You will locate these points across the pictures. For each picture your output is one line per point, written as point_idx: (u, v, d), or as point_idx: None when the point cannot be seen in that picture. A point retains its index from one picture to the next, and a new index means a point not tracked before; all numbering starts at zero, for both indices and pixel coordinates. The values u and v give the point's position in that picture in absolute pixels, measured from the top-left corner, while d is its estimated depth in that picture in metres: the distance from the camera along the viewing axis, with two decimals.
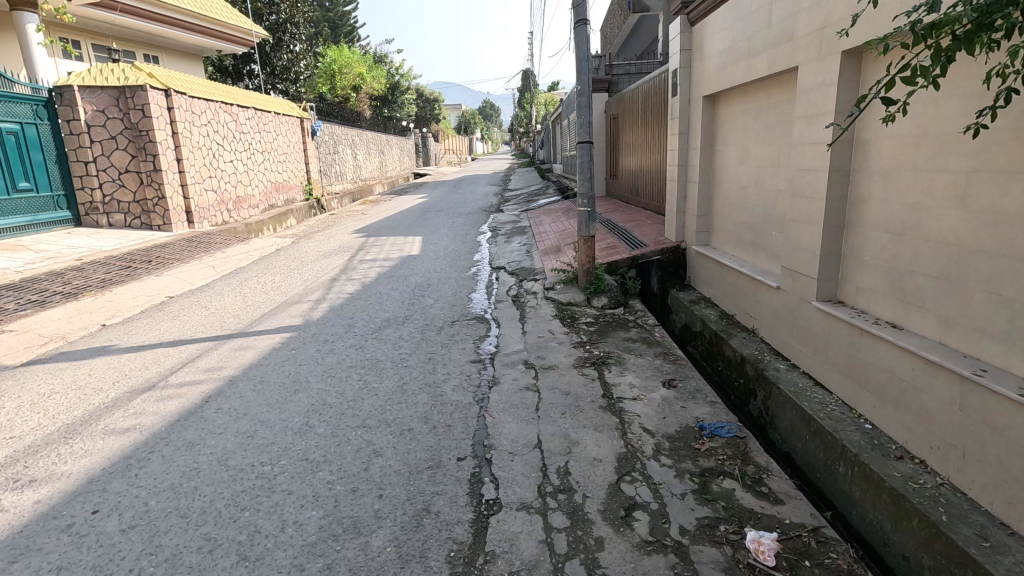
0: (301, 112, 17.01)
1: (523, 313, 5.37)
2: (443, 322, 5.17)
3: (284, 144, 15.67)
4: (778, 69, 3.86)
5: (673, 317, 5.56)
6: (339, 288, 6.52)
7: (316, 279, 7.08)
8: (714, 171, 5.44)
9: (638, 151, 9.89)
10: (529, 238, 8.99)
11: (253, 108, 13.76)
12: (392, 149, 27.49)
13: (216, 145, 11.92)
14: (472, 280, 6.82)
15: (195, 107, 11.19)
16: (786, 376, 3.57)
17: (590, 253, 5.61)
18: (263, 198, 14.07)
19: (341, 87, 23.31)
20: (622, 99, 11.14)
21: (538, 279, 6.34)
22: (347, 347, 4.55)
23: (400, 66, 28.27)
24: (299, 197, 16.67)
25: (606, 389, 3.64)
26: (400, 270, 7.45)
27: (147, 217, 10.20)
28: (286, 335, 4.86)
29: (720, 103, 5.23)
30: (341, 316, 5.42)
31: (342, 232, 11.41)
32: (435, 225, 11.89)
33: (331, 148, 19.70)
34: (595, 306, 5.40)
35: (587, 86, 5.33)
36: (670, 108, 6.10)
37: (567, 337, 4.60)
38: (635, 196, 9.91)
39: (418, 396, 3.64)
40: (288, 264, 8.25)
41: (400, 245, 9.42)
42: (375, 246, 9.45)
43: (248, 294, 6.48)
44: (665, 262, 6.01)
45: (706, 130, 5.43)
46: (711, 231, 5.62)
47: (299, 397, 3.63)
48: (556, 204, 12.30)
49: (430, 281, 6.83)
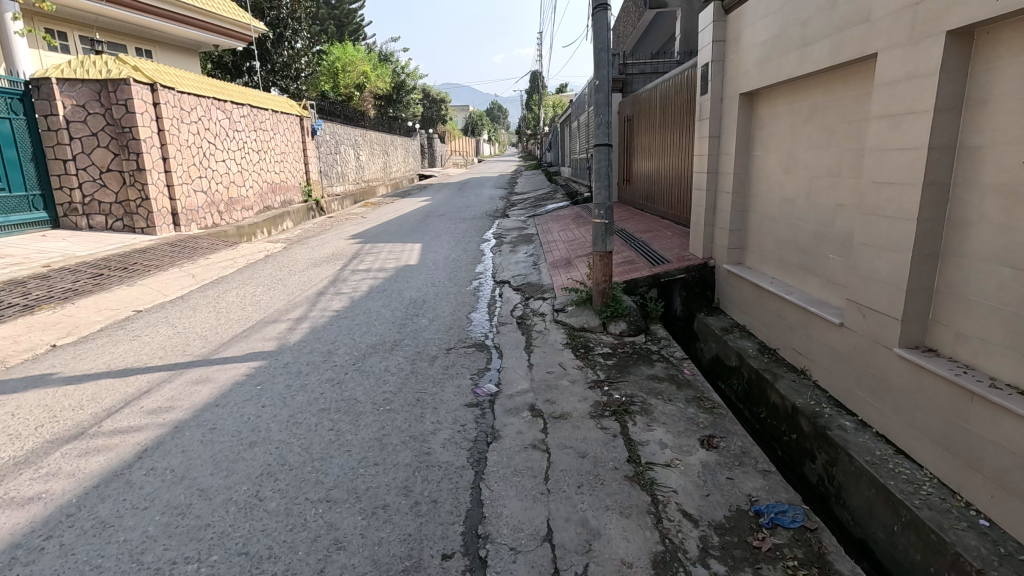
0: (301, 110, 16.42)
1: (530, 339, 4.69)
2: (436, 350, 4.50)
3: (282, 143, 15.09)
4: (846, 58, 3.17)
5: (701, 346, 4.87)
6: (325, 304, 5.87)
7: (301, 292, 6.43)
8: (750, 179, 4.76)
9: (655, 155, 9.20)
10: (536, 248, 8.31)
11: (249, 106, 13.16)
12: (396, 149, 26.89)
13: (207, 144, 11.31)
14: (472, 297, 6.15)
15: (184, 103, 10.60)
16: (857, 439, 2.87)
17: (607, 270, 4.92)
18: (258, 200, 13.46)
19: (344, 86, 22.75)
20: (638, 100, 10.46)
21: (547, 298, 5.66)
22: (323, 382, 3.88)
23: (406, 65, 27.72)
24: (298, 198, 16.07)
25: (631, 449, 2.95)
26: (394, 283, 6.79)
27: (129, 219, 9.59)
28: (253, 364, 4.20)
29: (760, 102, 4.55)
30: (321, 340, 4.75)
31: (338, 236, 10.77)
32: (436, 231, 11.23)
33: (332, 148, 19.10)
34: (611, 333, 4.72)
35: (607, 81, 4.65)
36: (699, 108, 5.42)
37: (581, 374, 3.92)
38: (651, 203, 9.25)
39: (400, 455, 2.96)
40: (274, 273, 7.60)
41: (397, 253, 8.76)
42: (371, 254, 8.80)
43: (223, 309, 5.84)
44: (690, 282, 5.33)
45: (742, 132, 4.74)
46: (745, 248, 4.94)
47: (254, 453, 2.96)
48: (565, 210, 11.63)
49: (426, 297, 6.16)
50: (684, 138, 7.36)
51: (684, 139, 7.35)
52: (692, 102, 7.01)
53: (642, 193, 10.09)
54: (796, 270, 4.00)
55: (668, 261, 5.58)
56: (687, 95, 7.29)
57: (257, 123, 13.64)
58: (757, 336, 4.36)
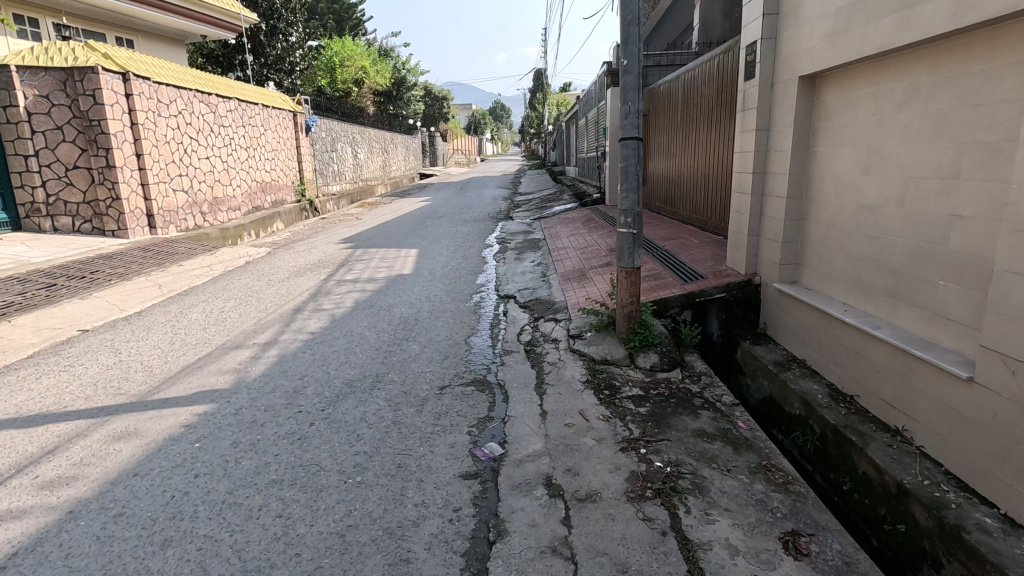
0: (294, 105, 15.62)
1: (542, 375, 3.87)
2: (428, 389, 3.68)
3: (274, 140, 14.29)
4: (985, 19, 2.34)
5: (748, 382, 4.04)
6: (302, 324, 5.05)
7: (276, 308, 5.61)
8: (809, 181, 3.93)
9: (676, 153, 8.36)
10: (545, 256, 7.48)
11: (237, 99, 12.34)
12: (396, 147, 26.09)
13: (188, 141, 10.51)
14: (473, 315, 5.32)
15: (162, 95, 9.79)
16: (1010, 550, 2.03)
17: (636, 290, 4.08)
18: (246, 200, 12.66)
19: (342, 81, 21.95)
20: (655, 94, 9.64)
21: (559, 319, 4.82)
22: (281, 437, 3.06)
23: (407, 61, 26.92)
24: (291, 198, 15.27)
25: (690, 559, 2.12)
26: (383, 298, 5.96)
27: (99, 221, 8.80)
28: (198, 410, 3.37)
29: (825, 87, 3.71)
30: (289, 374, 3.92)
31: (328, 240, 9.95)
32: (435, 235, 10.40)
33: (329, 145, 18.30)
34: (640, 367, 3.89)
35: (637, 60, 3.81)
36: (741, 97, 4.59)
37: (609, 428, 3.09)
38: (672, 206, 8.42)
39: (367, 564, 2.12)
40: (251, 283, 6.80)
41: (390, 260, 7.94)
42: (362, 261, 7.99)
43: (183, 328, 5.03)
44: (730, 302, 4.50)
45: (801, 125, 3.90)
46: (799, 264, 4.10)
47: (164, 561, 2.13)
48: (573, 213, 10.80)
49: (419, 316, 5.33)
50: (714, 134, 6.53)
51: (714, 135, 6.52)
52: (724, 93, 6.17)
53: (660, 195, 9.27)
54: (880, 297, 3.17)
55: (703, 277, 4.75)
56: (716, 86, 6.45)
57: (246, 118, 12.84)
58: (824, 375, 3.54)
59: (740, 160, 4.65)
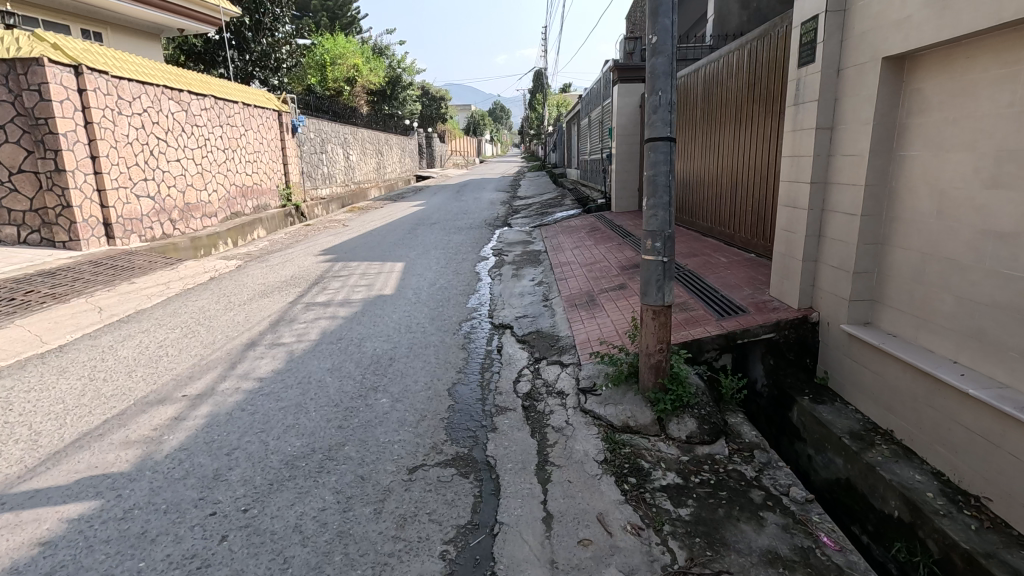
0: (279, 104, 14.72)
1: (544, 449, 2.96)
2: (395, 474, 2.76)
3: (256, 141, 13.40)
4: None
5: (810, 453, 3.14)
6: (251, 367, 4.12)
7: (225, 342, 4.67)
8: (891, 195, 3.02)
9: (692, 157, 7.48)
10: (546, 273, 6.58)
11: (212, 97, 11.42)
12: (391, 149, 25.22)
13: (155, 141, 9.59)
14: (460, 352, 4.42)
15: (124, 91, 8.89)
16: None
17: (666, 334, 3.19)
18: (223, 205, 11.76)
19: (333, 79, 21.04)
20: None
21: (566, 360, 3.91)
22: (173, 565, 2.14)
23: (402, 60, 26.05)
24: (275, 202, 14.37)
25: None
26: (356, 328, 5.03)
27: (48, 231, 7.92)
28: (72, 513, 2.44)
29: (921, 71, 2.81)
30: (214, 446, 3.00)
31: (307, 251, 9.03)
32: (424, 245, 9.48)
33: (317, 146, 17.39)
34: (674, 438, 2.99)
35: (672, 36, 2.89)
36: (792, 87, 3.68)
37: (643, 551, 2.19)
38: (689, 216, 7.54)
39: None
40: (207, 306, 5.87)
41: (372, 276, 7.03)
42: (339, 276, 7.07)
43: (103, 372, 4.09)
44: (780, 345, 3.61)
45: (883, 120, 2.99)
46: (874, 300, 3.20)
47: None
48: (576, 222, 9.91)
49: (395, 353, 4.43)
50: (744, 134, 5.61)
51: (745, 135, 5.61)
52: (758, 87, 5.26)
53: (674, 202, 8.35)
54: (1020, 362, 2.28)
55: (743, 311, 3.85)
56: (745, 78, 5.55)
57: (224, 119, 11.94)
58: (924, 457, 2.66)
59: (790, 165, 3.75)
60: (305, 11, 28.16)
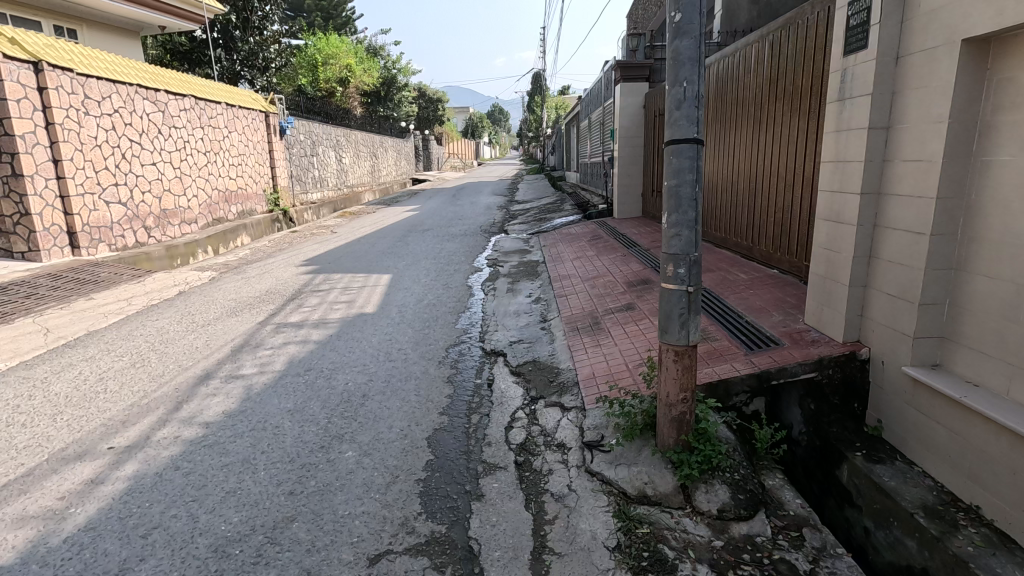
0: (267, 105, 14.15)
1: (542, 528, 2.38)
2: (351, 567, 2.17)
3: (241, 143, 12.83)
4: None
5: (867, 526, 2.56)
6: (200, 407, 3.53)
7: (176, 373, 4.08)
8: (973, 211, 2.44)
9: None
10: (544, 289, 5.99)
11: (193, 97, 10.85)
12: (385, 152, 24.66)
13: (128, 144, 9.01)
14: (445, 388, 3.83)
15: (92, 90, 8.32)
16: None
17: (691, 380, 2.61)
18: (204, 211, 11.16)
19: (325, 80, 20.45)
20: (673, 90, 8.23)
21: (567, 402, 3.32)
22: None
23: (397, 60, 25.47)
24: (262, 207, 13.78)
25: None
26: (329, 356, 4.44)
27: (6, 241, 7.36)
28: None
29: (1018, 57, 2.22)
30: (130, 524, 2.41)
31: (288, 261, 8.44)
32: (414, 254, 8.89)
33: (308, 149, 16.81)
34: (703, 513, 2.40)
35: (700, 11, 2.30)
36: (835, 79, 3.09)
37: None
38: None
39: None
40: (167, 327, 5.29)
41: (353, 291, 6.44)
42: (318, 291, 6.48)
43: (25, 414, 3.50)
44: (823, 386, 3.02)
45: (962, 118, 2.41)
46: (944, 337, 2.62)
47: None
48: (577, 230, 9.33)
49: (370, 389, 3.83)
50: (765, 136, 5.01)
51: (766, 137, 5.01)
52: (783, 82, 4.65)
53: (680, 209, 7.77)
54: None
55: (777, 344, 3.26)
56: (767, 73, 4.94)
57: (205, 120, 11.36)
58: None
59: (830, 170, 3.16)
60: (298, 11, 27.59)
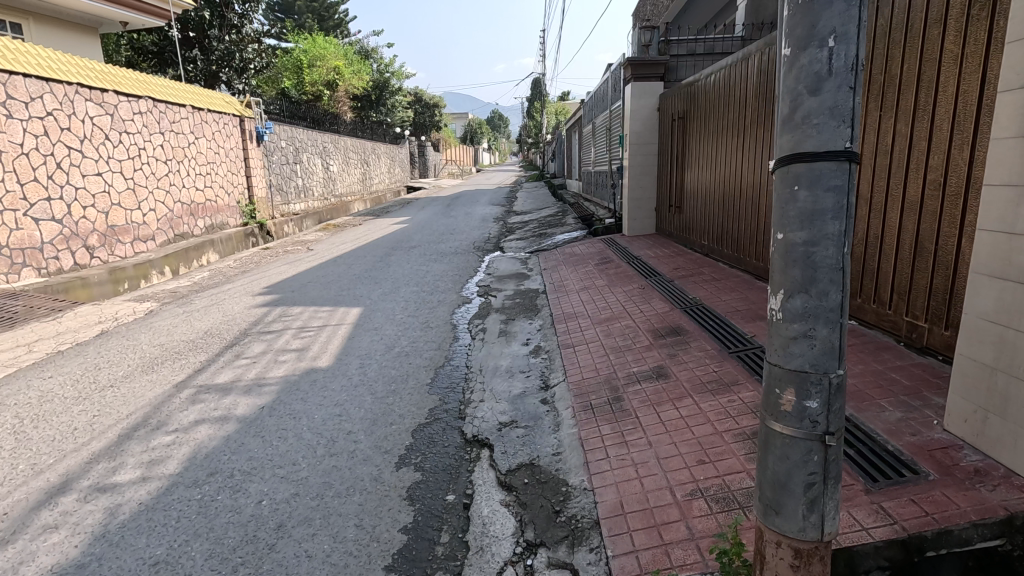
0: (243, 109, 13.00)
1: None
2: None
3: (210, 150, 11.66)
4: None
5: None
6: (19, 560, 2.30)
7: (22, 482, 2.86)
8: None
9: (733, 168, 5.71)
10: (545, 336, 4.78)
11: (150, 98, 9.71)
12: (378, 158, 23.56)
13: (64, 152, 7.84)
14: (402, 511, 2.62)
15: (15, 89, 7.15)
16: None
17: None
18: (163, 226, 9.98)
19: (310, 83, 19.07)
20: (693, 87, 7.05)
21: (582, 563, 2.10)
22: None
23: (391, 63, 24.40)
24: (236, 220, 12.63)
25: None
26: (250, 447, 3.22)
27: None
28: None
29: None
30: None
31: (246, 288, 7.26)
32: (394, 279, 7.71)
33: (291, 156, 15.67)
34: None
35: None
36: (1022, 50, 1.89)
37: None
38: (729, 247, 5.79)
39: None
40: (55, 391, 4.06)
41: (310, 335, 5.25)
42: (267, 334, 5.29)
43: None
44: None
45: None
46: None
47: None
48: (582, 251, 8.16)
49: (291, 513, 2.61)
50: None
51: None
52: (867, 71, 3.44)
53: (704, 228, 6.58)
54: None
55: (918, 477, 2.05)
56: None
57: (166, 126, 10.21)
58: None
59: (1007, 200, 1.96)
60: (289, 13, 26.49)
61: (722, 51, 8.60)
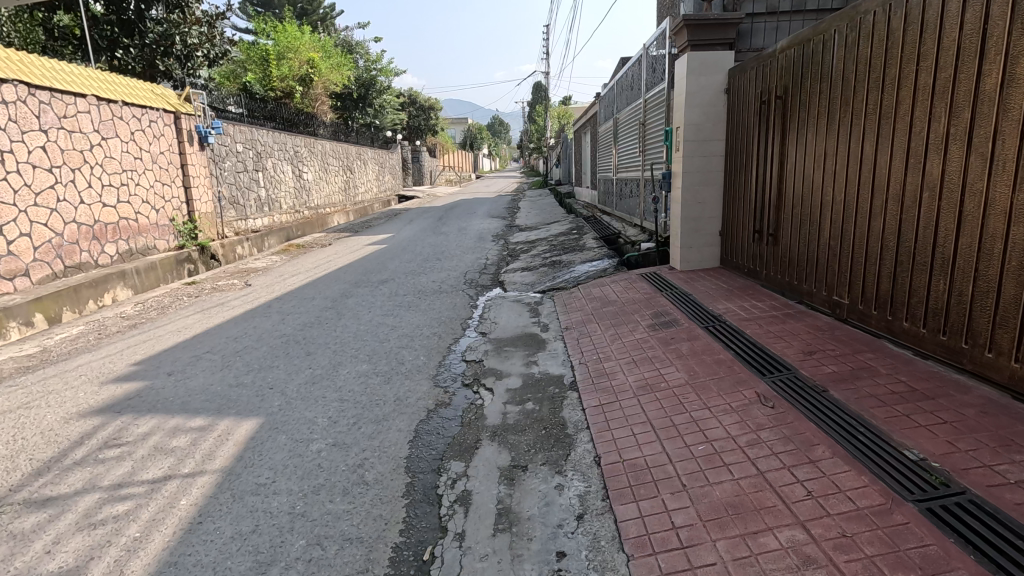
0: (179, 103, 10.44)
1: None
2: None
3: (129, 155, 9.09)
4: None
5: None
6: None
7: None
8: None
9: (913, 177, 3.16)
10: (598, 553, 2.14)
11: (20, 82, 7.14)
12: (365, 164, 21.07)
13: None
14: None
15: None
16: None
17: None
18: (48, 255, 7.41)
19: (280, 77, 16.63)
20: (793, 47, 4.49)
21: None
22: None
23: (379, 58, 21.96)
24: (170, 241, 10.08)
25: None
26: None
27: None
28: None
29: None
30: None
31: (100, 367, 4.63)
32: (339, 344, 5.09)
33: (251, 163, 13.13)
34: None
35: None
36: None
37: None
38: (905, 317, 3.24)
39: None
40: None
41: (117, 514, 2.62)
42: (36, 509, 2.67)
43: None
44: None
45: None
46: None
47: None
48: (621, 298, 5.56)
49: None
50: None
51: None
52: None
53: (830, 274, 4.00)
54: None
55: None
56: None
57: (52, 121, 7.63)
58: None
59: None
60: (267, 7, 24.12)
61: (816, 8, 6.05)
